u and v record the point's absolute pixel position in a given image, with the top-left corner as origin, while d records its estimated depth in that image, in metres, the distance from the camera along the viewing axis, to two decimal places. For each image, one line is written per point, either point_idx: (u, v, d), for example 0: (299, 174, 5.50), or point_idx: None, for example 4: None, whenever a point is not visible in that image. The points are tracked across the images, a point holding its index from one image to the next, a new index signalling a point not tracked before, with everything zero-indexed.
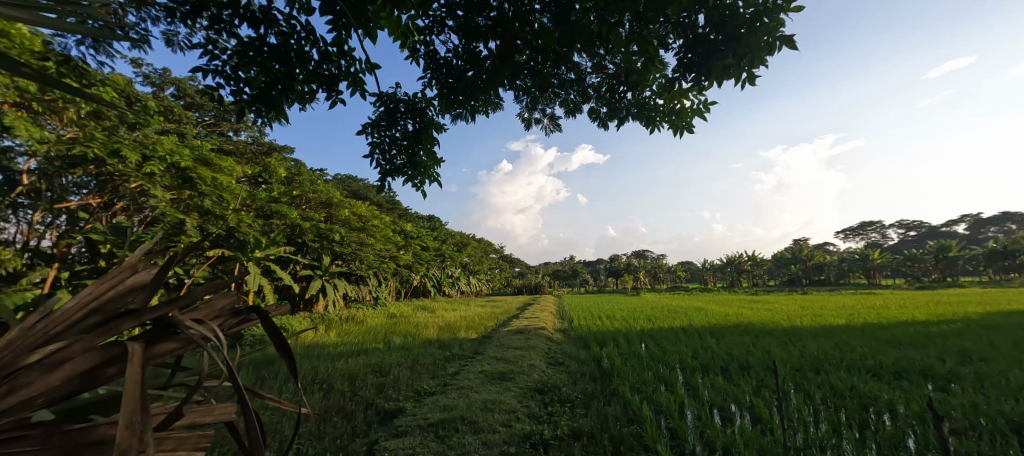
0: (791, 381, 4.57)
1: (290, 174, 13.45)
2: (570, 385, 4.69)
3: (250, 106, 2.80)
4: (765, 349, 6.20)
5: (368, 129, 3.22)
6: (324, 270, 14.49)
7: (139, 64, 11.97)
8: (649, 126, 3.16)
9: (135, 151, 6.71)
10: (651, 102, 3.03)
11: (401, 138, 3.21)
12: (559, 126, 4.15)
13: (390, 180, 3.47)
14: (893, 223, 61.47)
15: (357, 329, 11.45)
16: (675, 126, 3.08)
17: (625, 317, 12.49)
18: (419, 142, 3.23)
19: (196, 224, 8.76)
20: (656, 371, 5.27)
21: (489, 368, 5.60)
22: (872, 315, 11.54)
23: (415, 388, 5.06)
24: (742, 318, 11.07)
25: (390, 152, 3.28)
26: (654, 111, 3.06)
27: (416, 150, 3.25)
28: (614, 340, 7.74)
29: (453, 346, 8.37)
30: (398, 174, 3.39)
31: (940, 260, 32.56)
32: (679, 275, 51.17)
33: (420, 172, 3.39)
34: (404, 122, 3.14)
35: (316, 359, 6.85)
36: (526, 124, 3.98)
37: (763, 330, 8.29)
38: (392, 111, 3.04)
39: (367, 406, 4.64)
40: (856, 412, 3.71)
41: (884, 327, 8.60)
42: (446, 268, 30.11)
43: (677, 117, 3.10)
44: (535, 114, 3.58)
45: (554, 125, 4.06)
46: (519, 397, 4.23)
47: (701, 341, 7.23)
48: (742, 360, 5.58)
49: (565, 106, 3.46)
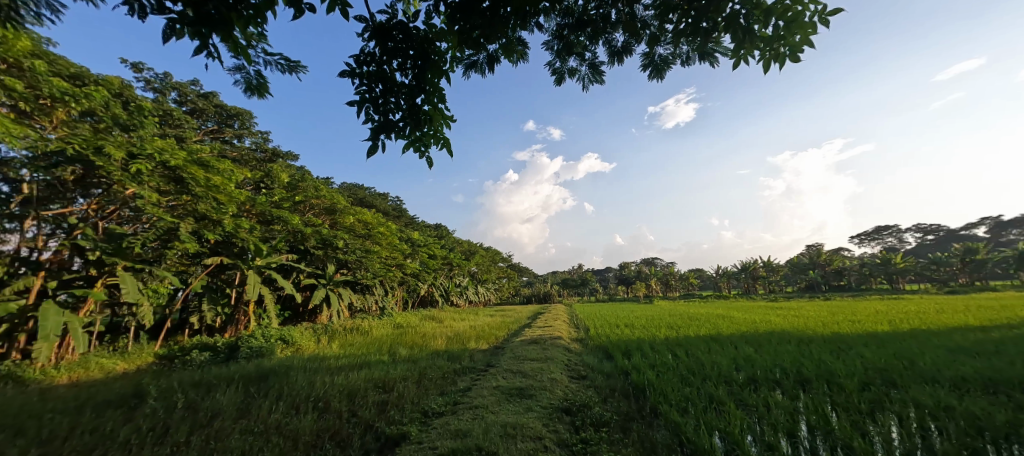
0: (863, 397, 3.87)
1: (292, 180, 13.06)
2: (602, 404, 4.03)
3: (194, 31, 2.29)
4: (817, 359, 5.48)
5: (355, 70, 2.61)
6: (328, 279, 14.00)
7: (139, 69, 11.76)
8: (743, 51, 2.51)
9: (122, 149, 6.23)
10: (745, 16, 2.40)
11: (400, 85, 2.65)
12: (599, 80, 3.69)
13: (383, 141, 2.83)
14: (913, 226, 59.70)
15: (361, 339, 10.90)
16: (780, 48, 2.49)
17: (644, 325, 11.76)
18: (423, 88, 2.67)
19: (191, 229, 8.33)
20: (698, 386, 4.59)
21: (506, 382, 4.97)
22: (913, 320, 10.70)
23: (422, 407, 4.43)
24: (772, 326, 10.30)
25: (386, 103, 2.68)
26: (755, 31, 2.42)
27: (418, 101, 2.70)
28: (639, 350, 7.05)
29: (463, 358, 7.75)
30: (395, 132, 2.77)
31: (967, 263, 31.24)
32: (692, 282, 50.02)
33: (423, 130, 2.80)
34: (404, 63, 2.60)
35: (316, 373, 6.28)
36: (557, 75, 3.60)
37: (803, 338, 7.56)
38: (388, 44, 2.50)
39: (365, 429, 4.05)
40: (965, 439, 3.01)
41: (936, 332, 7.81)
42: (454, 277, 29.53)
43: (783, 36, 2.46)
44: (572, 57, 3.26)
45: (593, 76, 3.62)
46: (544, 419, 3.60)
47: (738, 350, 6.52)
48: (794, 373, 4.87)
49: (608, 47, 3.25)
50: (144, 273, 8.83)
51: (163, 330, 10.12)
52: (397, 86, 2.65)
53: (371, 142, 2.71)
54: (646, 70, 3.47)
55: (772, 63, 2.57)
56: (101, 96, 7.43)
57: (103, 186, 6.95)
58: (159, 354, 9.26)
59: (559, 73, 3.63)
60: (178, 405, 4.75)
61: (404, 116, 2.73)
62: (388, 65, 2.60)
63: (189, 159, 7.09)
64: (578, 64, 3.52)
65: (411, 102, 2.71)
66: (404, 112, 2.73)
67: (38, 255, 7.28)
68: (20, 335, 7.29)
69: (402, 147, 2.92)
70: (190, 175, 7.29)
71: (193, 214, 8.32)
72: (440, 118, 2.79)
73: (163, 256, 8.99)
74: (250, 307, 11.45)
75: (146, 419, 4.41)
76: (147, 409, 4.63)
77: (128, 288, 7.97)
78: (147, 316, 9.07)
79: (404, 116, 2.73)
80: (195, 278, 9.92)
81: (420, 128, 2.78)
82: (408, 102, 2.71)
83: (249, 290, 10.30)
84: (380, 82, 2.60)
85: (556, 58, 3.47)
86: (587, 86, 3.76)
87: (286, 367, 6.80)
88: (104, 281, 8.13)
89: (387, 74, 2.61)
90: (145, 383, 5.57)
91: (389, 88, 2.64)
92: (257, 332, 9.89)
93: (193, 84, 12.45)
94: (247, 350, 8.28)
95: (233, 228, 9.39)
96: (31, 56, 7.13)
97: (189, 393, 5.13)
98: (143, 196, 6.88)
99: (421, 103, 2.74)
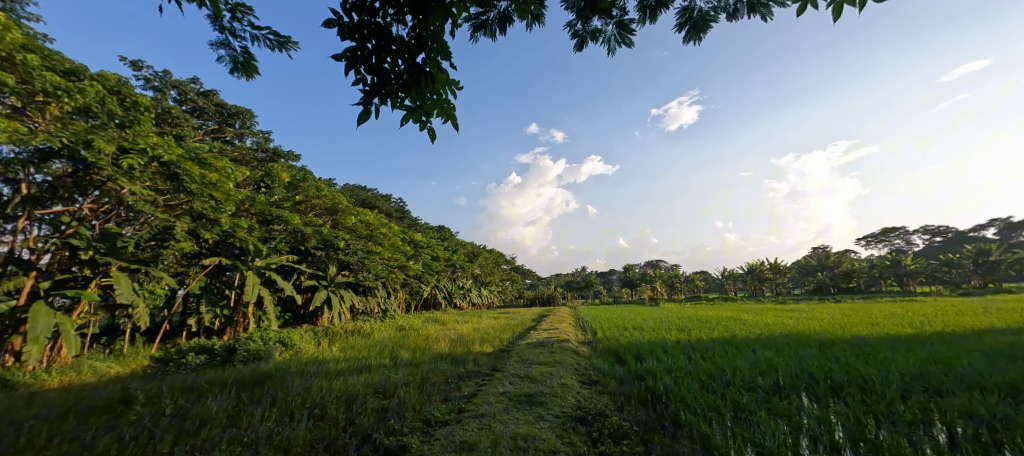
0: (906, 407, 3.54)
1: (293, 180, 12.85)
2: (619, 413, 3.73)
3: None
4: (845, 364, 5.14)
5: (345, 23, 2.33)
6: (330, 280, 13.73)
7: (139, 67, 11.62)
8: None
9: (112, 143, 5.98)
10: None
11: (397, 40, 2.38)
12: (627, 44, 3.43)
13: (375, 108, 2.43)
14: (921, 228, 58.94)
15: (362, 342, 10.63)
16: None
17: (653, 327, 11.41)
18: (423, 44, 2.38)
19: (187, 228, 8.09)
20: (721, 393, 4.25)
21: (514, 388, 4.66)
22: (932, 322, 10.31)
23: (423, 415, 4.13)
24: (787, 328, 9.93)
25: (382, 59, 2.39)
26: None
27: (418, 58, 2.41)
28: (652, 354, 6.70)
29: (467, 361, 7.44)
30: (390, 94, 2.43)
31: (979, 265, 30.64)
32: (697, 284, 49.48)
33: (422, 94, 2.46)
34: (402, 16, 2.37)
35: (313, 377, 5.99)
36: (577, 38, 3.39)
37: (823, 341, 7.21)
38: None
39: (363, 440, 3.77)
40: None
41: (962, 335, 7.44)
42: (456, 279, 29.26)
43: None
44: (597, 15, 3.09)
45: (621, 39, 3.37)
46: (557, 430, 3.29)
47: (757, 355, 6.17)
48: (824, 379, 4.53)
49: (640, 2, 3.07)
50: (140, 274, 8.60)
51: (160, 332, 9.91)
52: (394, 42, 2.38)
53: (362, 106, 2.37)
54: (682, 33, 3.27)
55: (850, 3, 2.25)
56: (95, 91, 7.21)
57: (94, 183, 6.71)
58: (155, 357, 9.02)
59: (581, 35, 3.38)
60: (166, 412, 4.48)
61: (402, 74, 2.43)
62: (384, 19, 2.35)
63: (185, 155, 6.86)
64: (604, 25, 3.29)
65: (410, 61, 2.43)
66: (401, 72, 2.43)
67: (29, 255, 7.05)
68: (14, 338, 7.11)
69: (401, 122, 2.54)
70: (185, 172, 7.06)
71: (188, 212, 8.08)
72: (443, 81, 2.47)
73: (159, 257, 8.76)
74: (249, 309, 11.20)
75: (130, 427, 4.14)
76: (133, 416, 4.36)
77: (122, 289, 7.74)
78: (143, 318, 8.84)
79: (402, 74, 2.43)
80: (192, 279, 9.69)
81: (419, 91, 2.46)
82: (407, 62, 2.43)
83: (248, 292, 10.06)
84: (374, 35, 2.33)
85: (578, 19, 3.27)
86: (613, 51, 3.47)
87: (283, 371, 6.52)
88: (98, 281, 7.90)
89: (382, 27, 2.34)
90: (134, 388, 5.30)
91: (384, 44, 2.37)
92: (255, 334, 9.63)
93: (193, 83, 12.29)
94: (244, 353, 8.01)
95: (231, 228, 9.15)
96: (23, 50, 6.91)
97: (180, 398, 4.88)
98: (137, 194, 6.65)
99: (422, 64, 2.44)
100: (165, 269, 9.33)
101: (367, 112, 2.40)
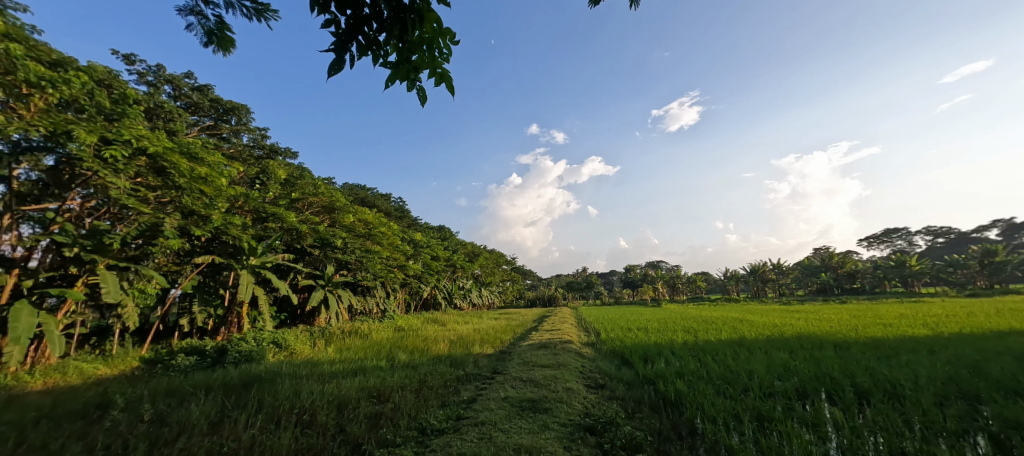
0: (944, 416, 3.25)
1: (290, 177, 12.55)
2: (631, 421, 3.44)
3: None
4: (868, 369, 4.84)
5: None
6: (327, 280, 13.45)
7: (132, 60, 11.36)
8: None
9: (95, 134, 5.70)
10: None
11: None
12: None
13: (352, 58, 2.09)
14: (924, 228, 58.55)
15: (359, 343, 10.34)
16: None
17: (658, 328, 11.10)
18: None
19: (177, 224, 7.81)
20: (739, 399, 3.96)
21: (516, 394, 4.36)
22: (946, 323, 10.00)
23: (418, 423, 3.84)
24: (796, 330, 9.64)
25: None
26: None
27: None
28: (661, 356, 6.40)
29: (467, 364, 7.13)
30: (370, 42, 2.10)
31: (985, 265, 30.32)
32: (699, 285, 49.16)
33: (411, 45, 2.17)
34: None
35: (305, 380, 5.69)
36: None
37: (838, 343, 6.90)
38: None
39: (352, 450, 3.49)
40: None
41: (983, 336, 7.14)
42: (457, 279, 28.96)
43: None
44: None
45: None
46: (564, 442, 3.00)
47: (772, 357, 5.87)
48: (848, 385, 4.24)
49: None
50: (129, 272, 8.33)
51: (151, 333, 9.64)
52: None
53: (335, 53, 2.02)
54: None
55: None
56: (81, 82, 6.91)
57: (75, 176, 6.40)
58: (145, 358, 8.74)
59: None
60: (145, 417, 4.19)
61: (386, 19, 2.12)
62: None
63: (172, 147, 6.57)
64: None
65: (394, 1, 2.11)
66: (385, 18, 2.12)
67: (11, 252, 6.79)
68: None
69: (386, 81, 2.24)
70: (172, 164, 6.77)
71: (178, 207, 7.80)
72: (432, 26, 2.14)
73: (149, 254, 8.48)
74: (243, 309, 10.92)
75: (104, 435, 3.85)
76: (109, 422, 4.07)
77: (109, 288, 7.46)
78: (133, 318, 8.56)
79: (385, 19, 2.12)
80: (184, 278, 9.42)
81: (407, 41, 2.15)
82: (391, 4, 2.10)
83: (241, 291, 9.78)
84: None
85: None
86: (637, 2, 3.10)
87: (273, 373, 6.21)
88: (85, 280, 7.63)
89: None
90: (114, 392, 5.01)
91: None
92: (249, 335, 9.35)
93: (187, 77, 12.03)
94: (235, 354, 7.73)
95: (224, 225, 8.86)
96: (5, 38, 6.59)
97: (161, 403, 4.60)
98: (121, 188, 6.36)
99: (410, 3, 2.11)
100: (155, 268, 9.05)
101: (341, 62, 2.04)
